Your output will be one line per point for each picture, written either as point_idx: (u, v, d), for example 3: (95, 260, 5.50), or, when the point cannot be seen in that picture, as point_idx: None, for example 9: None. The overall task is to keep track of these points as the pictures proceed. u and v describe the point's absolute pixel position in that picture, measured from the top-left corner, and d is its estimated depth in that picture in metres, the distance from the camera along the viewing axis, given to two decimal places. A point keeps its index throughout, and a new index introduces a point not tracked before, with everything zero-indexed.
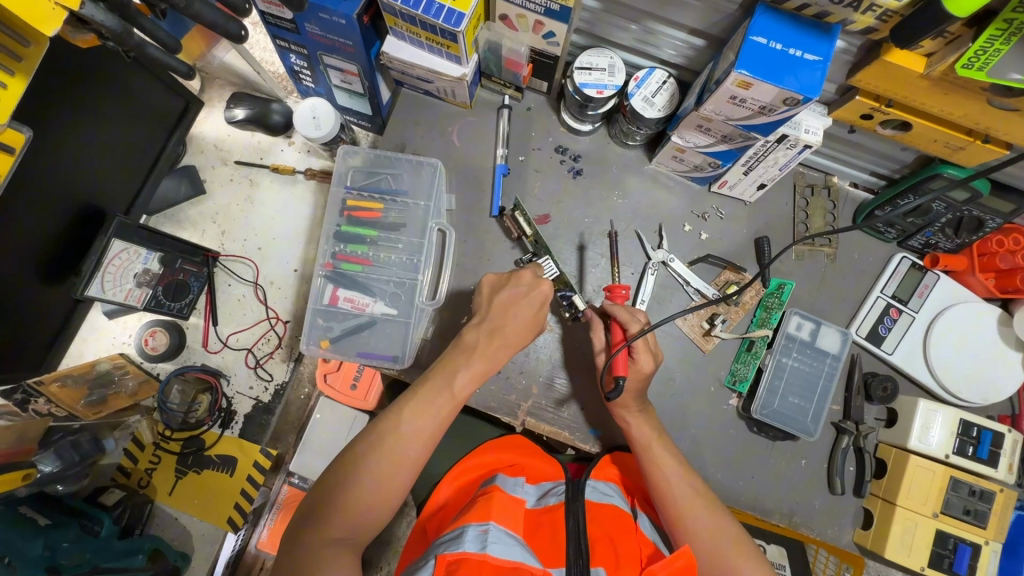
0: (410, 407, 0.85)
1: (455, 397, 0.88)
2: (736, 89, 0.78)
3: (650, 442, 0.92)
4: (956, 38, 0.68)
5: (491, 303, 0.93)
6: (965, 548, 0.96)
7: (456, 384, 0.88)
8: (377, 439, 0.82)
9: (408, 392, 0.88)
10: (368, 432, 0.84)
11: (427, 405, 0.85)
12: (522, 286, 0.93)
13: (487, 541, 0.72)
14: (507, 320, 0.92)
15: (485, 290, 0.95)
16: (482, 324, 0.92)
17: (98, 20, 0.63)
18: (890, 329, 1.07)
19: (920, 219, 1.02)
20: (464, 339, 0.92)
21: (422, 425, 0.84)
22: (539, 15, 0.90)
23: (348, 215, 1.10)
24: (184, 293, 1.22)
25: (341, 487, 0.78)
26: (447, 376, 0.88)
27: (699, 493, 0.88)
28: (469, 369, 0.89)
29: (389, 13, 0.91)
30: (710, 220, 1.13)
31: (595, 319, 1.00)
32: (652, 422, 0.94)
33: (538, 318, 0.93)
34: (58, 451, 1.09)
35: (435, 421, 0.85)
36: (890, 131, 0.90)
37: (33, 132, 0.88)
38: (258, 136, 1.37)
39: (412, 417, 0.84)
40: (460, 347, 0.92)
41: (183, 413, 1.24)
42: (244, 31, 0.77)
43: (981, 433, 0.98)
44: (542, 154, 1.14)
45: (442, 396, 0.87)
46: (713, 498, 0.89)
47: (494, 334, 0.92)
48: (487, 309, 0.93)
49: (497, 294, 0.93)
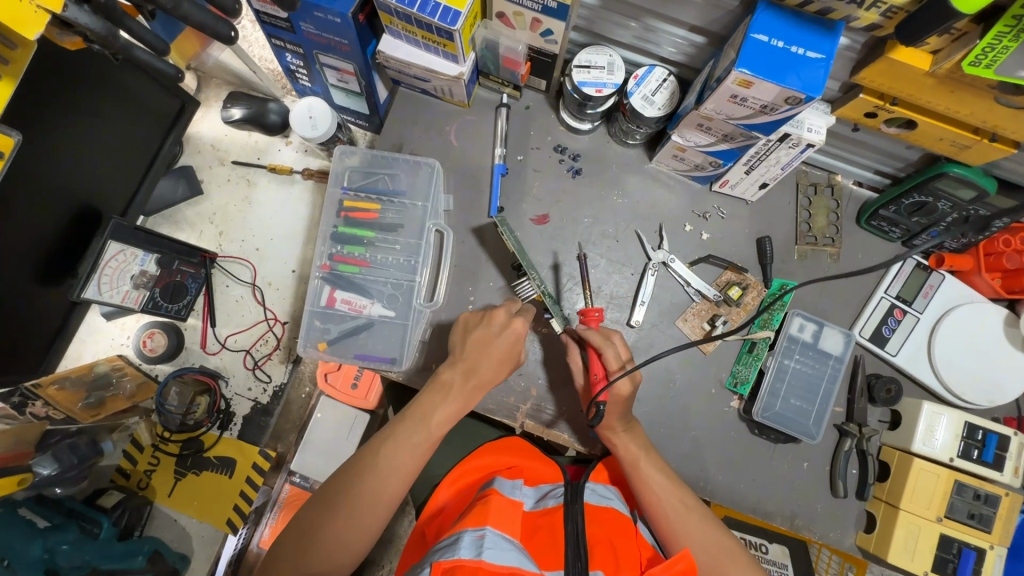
0: (390, 443, 0.86)
1: (432, 435, 0.88)
2: (737, 87, 0.77)
3: (637, 459, 0.91)
4: (963, 35, 0.67)
5: (465, 344, 0.93)
6: (970, 553, 0.94)
7: (433, 420, 0.88)
8: (358, 473, 0.84)
9: (390, 425, 0.89)
10: (351, 463, 0.87)
11: (402, 443, 0.86)
12: (494, 327, 0.93)
13: (483, 546, 0.72)
14: (481, 362, 0.92)
15: (460, 331, 0.95)
16: (457, 365, 0.92)
17: (82, 24, 0.63)
18: (894, 330, 1.06)
19: (924, 218, 1.01)
20: (440, 378, 0.92)
21: (401, 461, 0.85)
22: (536, 12, 0.89)
23: (346, 215, 1.10)
24: (182, 294, 1.22)
25: (325, 518, 0.81)
26: (422, 417, 0.88)
27: (691, 505, 0.88)
28: (445, 409, 0.90)
29: (385, 11, 0.90)
30: (711, 220, 1.11)
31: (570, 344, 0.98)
32: (636, 437, 0.93)
33: (513, 353, 0.93)
34: (57, 454, 1.09)
35: (414, 456, 0.86)
36: (895, 129, 0.88)
37: (27, 134, 0.87)
38: (255, 136, 1.36)
39: (393, 450, 0.85)
40: (436, 386, 0.91)
41: (182, 415, 1.21)
42: (234, 32, 0.75)
43: (986, 436, 0.97)
44: (541, 153, 1.12)
45: (417, 434, 0.87)
46: (704, 513, 0.88)
47: (471, 376, 0.91)
48: (462, 348, 0.93)
49: (470, 334, 0.93)
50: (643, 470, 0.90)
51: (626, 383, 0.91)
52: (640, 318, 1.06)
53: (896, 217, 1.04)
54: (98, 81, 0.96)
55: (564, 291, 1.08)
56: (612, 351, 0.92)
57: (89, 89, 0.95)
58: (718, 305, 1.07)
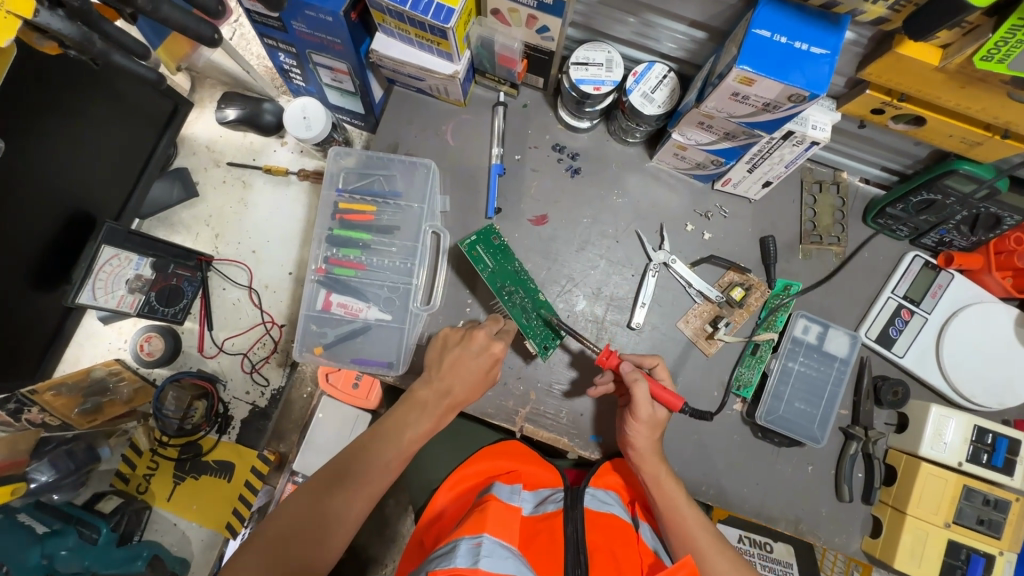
0: (364, 457, 0.86)
1: (404, 452, 0.89)
2: (739, 85, 0.74)
3: (659, 477, 0.90)
4: (975, 28, 0.64)
5: (442, 363, 0.92)
6: (978, 559, 0.92)
7: (407, 436, 0.89)
8: (333, 485, 0.83)
9: (360, 439, 0.90)
10: (322, 475, 0.85)
11: (375, 460, 0.86)
12: (473, 348, 0.91)
13: (479, 555, 0.70)
14: (454, 384, 0.91)
15: (437, 348, 0.94)
16: (432, 384, 0.91)
17: (55, 28, 0.62)
18: (900, 332, 1.03)
19: (933, 217, 0.98)
20: (416, 396, 0.91)
21: (375, 474, 0.85)
22: (532, 9, 0.87)
23: (341, 218, 1.08)
24: (178, 297, 1.20)
25: (298, 531, 0.78)
26: (394, 433, 0.88)
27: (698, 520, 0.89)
28: (418, 426, 0.89)
29: (377, 10, 0.88)
30: (713, 219, 1.09)
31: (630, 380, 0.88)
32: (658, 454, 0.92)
33: (490, 377, 0.93)
34: (53, 460, 1.10)
35: (385, 471, 0.86)
36: (903, 126, 0.85)
37: (20, 142, 0.86)
38: (250, 137, 1.35)
39: (368, 465, 0.86)
40: (410, 404, 0.91)
41: (179, 419, 1.20)
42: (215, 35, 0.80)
43: (996, 440, 0.94)
44: (540, 152, 1.10)
45: (391, 449, 0.87)
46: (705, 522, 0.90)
47: (444, 397, 0.91)
48: (439, 367, 0.92)
49: (448, 354, 0.92)
50: (665, 487, 0.90)
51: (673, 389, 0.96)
52: (641, 320, 1.04)
53: (904, 215, 1.02)
54: (89, 84, 0.94)
55: (563, 293, 1.06)
56: (662, 362, 0.96)
57: (78, 91, 0.93)
58: (720, 307, 1.05)
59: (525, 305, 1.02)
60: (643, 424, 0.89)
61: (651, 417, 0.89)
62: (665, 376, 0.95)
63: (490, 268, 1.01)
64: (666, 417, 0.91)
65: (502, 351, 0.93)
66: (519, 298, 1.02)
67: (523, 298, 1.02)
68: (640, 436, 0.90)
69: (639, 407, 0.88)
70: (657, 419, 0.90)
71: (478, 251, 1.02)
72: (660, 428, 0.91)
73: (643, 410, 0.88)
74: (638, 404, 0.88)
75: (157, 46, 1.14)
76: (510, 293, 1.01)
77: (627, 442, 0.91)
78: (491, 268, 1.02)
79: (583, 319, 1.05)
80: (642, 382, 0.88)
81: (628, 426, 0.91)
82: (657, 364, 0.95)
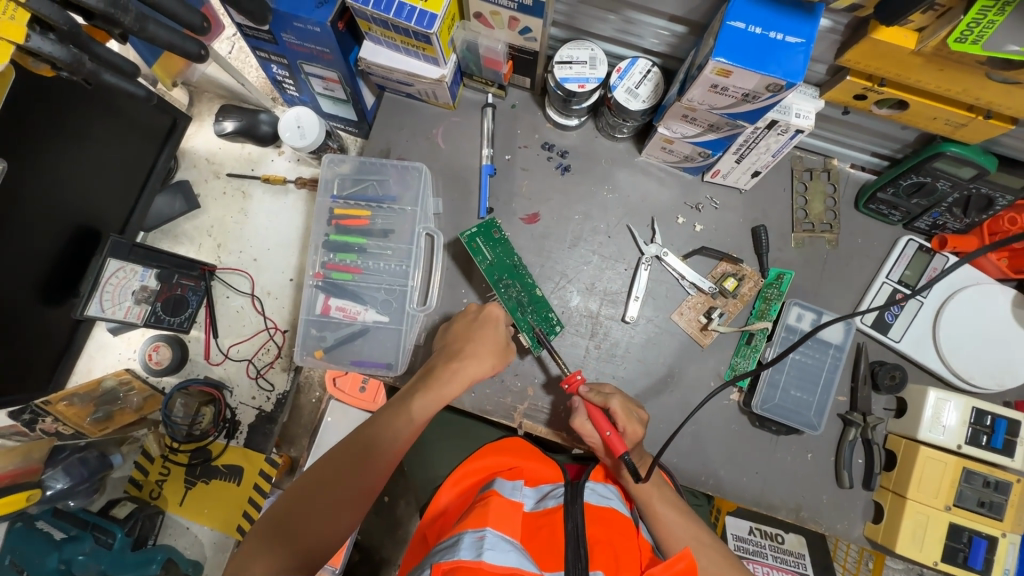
0: (370, 438, 0.88)
1: (413, 427, 0.89)
2: (716, 77, 0.75)
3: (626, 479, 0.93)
4: (947, 11, 0.65)
5: (449, 334, 0.97)
6: (981, 541, 0.92)
7: (413, 412, 0.89)
8: (338, 472, 0.84)
9: (366, 422, 0.91)
10: (329, 460, 0.86)
11: (382, 438, 0.87)
12: (472, 315, 0.98)
13: (483, 547, 0.70)
14: (463, 345, 0.94)
15: (441, 334, 1.00)
16: (444, 350, 0.95)
17: (46, 52, 0.65)
18: (896, 316, 1.03)
19: (925, 199, 0.98)
20: (428, 368, 0.95)
21: (382, 452, 0.86)
22: (513, 11, 0.88)
23: (337, 223, 1.11)
24: (183, 307, 1.25)
25: (302, 516, 0.79)
26: (402, 410, 0.90)
27: (680, 521, 0.90)
28: (425, 400, 0.90)
29: (362, 19, 0.89)
30: (704, 211, 1.09)
31: (579, 410, 0.94)
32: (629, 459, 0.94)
33: (501, 335, 0.96)
34: (67, 467, 1.14)
35: (393, 448, 0.87)
36: (887, 110, 0.86)
37: (23, 164, 0.90)
38: (248, 148, 1.38)
39: (373, 442, 0.87)
40: (422, 379, 0.93)
41: (187, 426, 1.26)
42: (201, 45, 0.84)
43: (995, 422, 0.93)
44: (530, 151, 1.12)
45: (396, 427, 0.88)
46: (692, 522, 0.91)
47: (454, 357, 0.93)
48: (447, 340, 0.97)
49: (451, 326, 0.98)
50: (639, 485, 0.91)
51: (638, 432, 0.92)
52: (634, 314, 1.05)
53: (895, 200, 1.01)
54: (87, 102, 0.97)
55: (556, 290, 1.07)
56: (620, 399, 0.92)
57: (79, 110, 0.96)
58: (713, 298, 1.06)
59: (521, 298, 1.03)
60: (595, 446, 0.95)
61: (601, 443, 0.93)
62: (625, 416, 0.91)
63: (488, 260, 1.03)
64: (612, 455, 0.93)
65: (500, 312, 0.97)
66: (515, 290, 1.03)
67: (519, 291, 1.03)
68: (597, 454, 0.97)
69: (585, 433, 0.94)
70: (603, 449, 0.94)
71: (478, 242, 1.04)
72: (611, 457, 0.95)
73: (586, 434, 0.93)
74: (581, 428, 0.93)
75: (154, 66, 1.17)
76: (507, 286, 1.03)
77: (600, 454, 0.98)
78: (489, 260, 1.03)
79: (577, 315, 1.06)
80: (583, 405, 0.93)
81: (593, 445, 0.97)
82: (614, 399, 0.91)
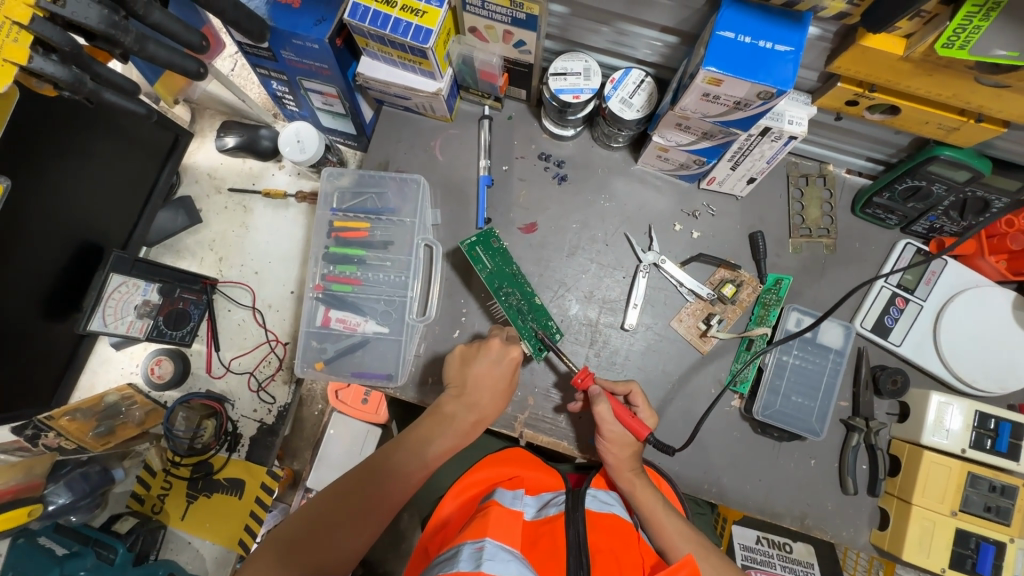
0: (383, 470, 0.89)
1: (426, 467, 0.91)
2: (707, 85, 0.76)
3: (637, 487, 0.91)
4: (934, 17, 0.66)
5: (466, 379, 0.94)
6: (988, 547, 0.91)
7: (430, 450, 0.92)
8: (349, 501, 0.84)
9: (379, 453, 0.92)
10: (341, 487, 0.86)
11: (397, 470, 0.89)
12: (492, 356, 0.94)
13: (482, 559, 0.69)
14: (478, 396, 0.93)
15: (457, 363, 0.96)
16: (458, 398, 0.94)
17: (48, 73, 0.67)
18: (896, 320, 1.03)
19: (920, 203, 0.98)
20: (441, 411, 0.94)
21: (395, 486, 0.88)
22: (507, 24, 0.90)
23: (336, 236, 1.12)
24: (185, 320, 1.25)
25: (311, 541, 0.79)
26: (420, 447, 0.92)
27: (678, 529, 0.88)
28: (442, 442, 0.92)
29: (360, 35, 0.91)
30: (701, 218, 1.10)
31: (599, 408, 0.92)
32: (634, 466, 0.93)
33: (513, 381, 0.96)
34: (69, 483, 1.15)
35: (405, 484, 0.88)
36: (879, 115, 0.87)
37: (25, 184, 0.91)
38: (250, 162, 1.40)
39: (387, 475, 0.88)
40: (439, 418, 0.94)
41: (189, 440, 1.25)
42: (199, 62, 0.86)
43: (999, 425, 0.93)
44: (526, 161, 1.13)
45: (411, 462, 0.90)
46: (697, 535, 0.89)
47: (471, 411, 0.93)
48: (463, 383, 0.94)
49: (469, 367, 0.95)
50: (641, 497, 0.90)
51: (651, 418, 0.97)
52: (633, 321, 1.05)
53: (891, 203, 1.01)
54: (88, 121, 0.98)
55: (554, 298, 1.08)
56: (639, 391, 0.97)
57: (79, 129, 0.98)
58: (712, 304, 1.06)
59: (521, 306, 1.03)
60: (613, 440, 0.92)
61: (619, 436, 0.92)
62: (641, 404, 0.96)
63: (488, 268, 1.03)
64: (635, 440, 0.93)
65: (520, 352, 0.96)
66: (514, 299, 1.03)
67: (519, 299, 1.03)
68: (610, 455, 0.93)
69: (603, 425, 0.92)
70: (625, 439, 0.93)
71: (478, 251, 1.04)
72: (631, 448, 0.93)
73: (605, 426, 0.92)
74: (603, 421, 0.92)
75: (156, 84, 1.20)
76: (507, 294, 1.03)
77: (603, 459, 0.95)
78: (490, 268, 1.03)
79: (577, 323, 1.07)
80: (605, 401, 0.92)
81: (599, 444, 0.94)
82: (634, 392, 0.96)
